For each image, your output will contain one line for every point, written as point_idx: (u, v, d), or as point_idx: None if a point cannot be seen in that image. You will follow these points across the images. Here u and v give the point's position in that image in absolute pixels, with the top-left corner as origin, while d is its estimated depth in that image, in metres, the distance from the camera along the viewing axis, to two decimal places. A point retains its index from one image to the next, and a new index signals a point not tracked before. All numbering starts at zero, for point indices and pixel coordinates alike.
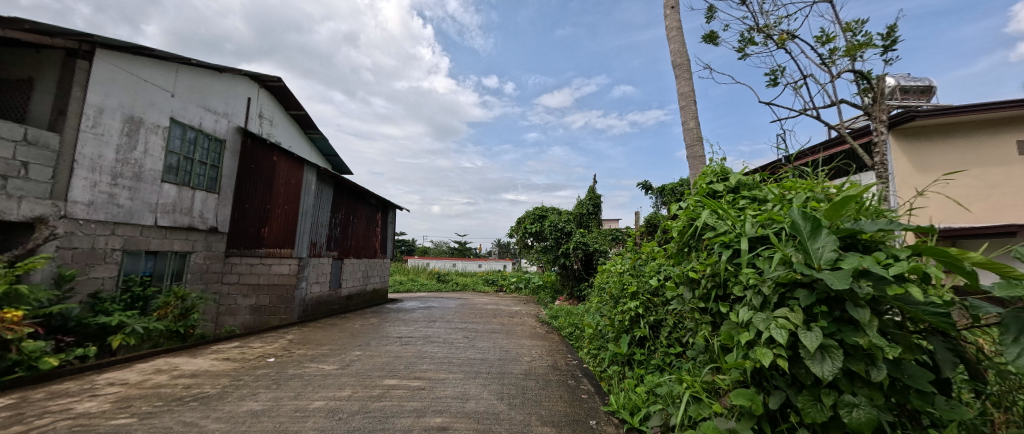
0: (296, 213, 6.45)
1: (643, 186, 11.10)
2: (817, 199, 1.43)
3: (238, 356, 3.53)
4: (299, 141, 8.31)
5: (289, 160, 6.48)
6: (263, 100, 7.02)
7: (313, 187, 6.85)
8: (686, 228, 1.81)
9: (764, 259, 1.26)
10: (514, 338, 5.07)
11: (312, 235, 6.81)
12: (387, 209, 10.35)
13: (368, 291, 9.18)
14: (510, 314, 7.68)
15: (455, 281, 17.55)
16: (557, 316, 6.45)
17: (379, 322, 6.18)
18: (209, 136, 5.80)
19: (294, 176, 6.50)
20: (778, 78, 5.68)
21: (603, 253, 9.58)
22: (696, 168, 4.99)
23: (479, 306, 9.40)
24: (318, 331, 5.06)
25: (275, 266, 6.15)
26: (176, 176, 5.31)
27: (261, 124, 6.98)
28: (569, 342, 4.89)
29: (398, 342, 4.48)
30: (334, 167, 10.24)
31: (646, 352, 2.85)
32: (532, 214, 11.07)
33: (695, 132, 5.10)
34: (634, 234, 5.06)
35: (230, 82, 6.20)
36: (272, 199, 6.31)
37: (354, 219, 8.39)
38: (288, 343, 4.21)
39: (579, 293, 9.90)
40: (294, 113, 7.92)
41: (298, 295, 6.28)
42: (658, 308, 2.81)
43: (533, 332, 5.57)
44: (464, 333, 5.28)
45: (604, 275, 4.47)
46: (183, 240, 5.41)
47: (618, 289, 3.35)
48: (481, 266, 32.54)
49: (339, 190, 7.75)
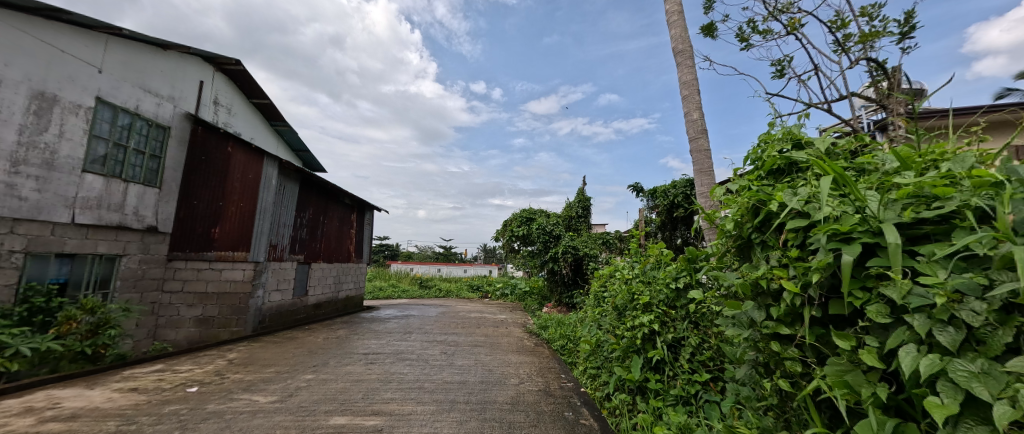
0: (253, 212, 5.77)
1: (634, 188, 10.62)
2: (983, 163, 0.90)
3: (149, 386, 2.81)
4: (263, 133, 7.54)
5: (246, 152, 5.79)
6: (219, 84, 6.27)
7: (274, 183, 6.12)
8: (746, 214, 1.24)
9: (947, 264, 0.73)
10: (499, 353, 4.44)
11: (273, 236, 6.09)
12: (363, 209, 9.60)
13: (340, 299, 8.40)
14: (495, 323, 7.05)
15: (438, 287, 16.73)
16: (546, 326, 5.86)
17: (347, 335, 5.45)
18: (148, 121, 5.04)
19: (252, 169, 5.83)
20: (784, 69, 5.24)
21: (593, 258, 9.07)
22: (700, 163, 4.49)
23: (463, 315, 8.72)
24: (270, 348, 4.33)
25: (227, 272, 5.45)
26: (104, 165, 4.55)
27: (216, 112, 6.22)
28: (562, 357, 4.33)
29: (363, 361, 3.79)
30: (305, 164, 9.46)
31: (663, 379, 2.27)
32: (519, 216, 10.50)
33: (699, 124, 4.58)
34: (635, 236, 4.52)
35: (178, 62, 5.47)
36: (227, 197, 5.58)
37: (325, 220, 7.68)
38: (225, 365, 3.48)
39: (569, 299, 9.35)
40: (257, 102, 7.16)
41: (255, 304, 5.61)
42: (680, 323, 2.28)
43: (521, 346, 4.95)
44: (442, 348, 4.62)
45: (602, 281, 3.88)
46: (111, 242, 4.66)
47: (620, 298, 2.79)
48: (466, 272, 31.73)
49: (308, 188, 7.00)
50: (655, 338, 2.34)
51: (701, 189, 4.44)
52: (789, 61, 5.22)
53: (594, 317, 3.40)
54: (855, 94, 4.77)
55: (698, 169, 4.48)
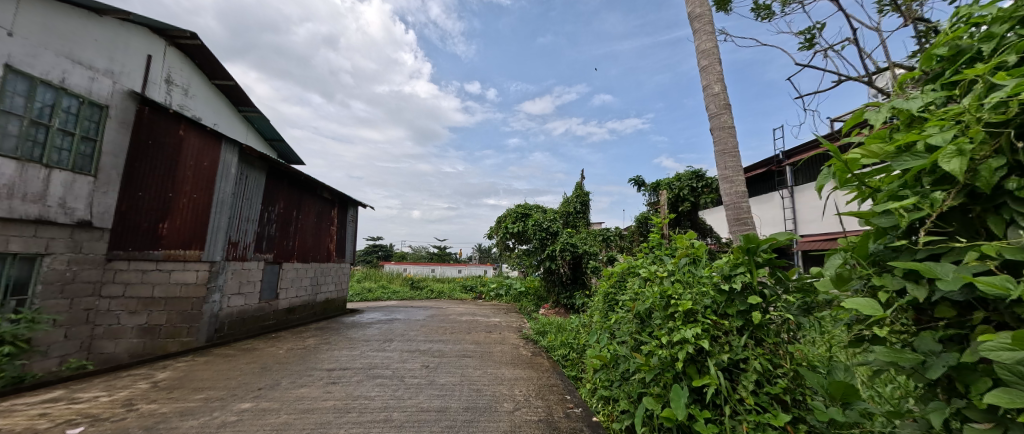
0: (208, 205, 5.05)
1: (635, 182, 9.99)
2: None
3: (18, 427, 2.12)
4: (229, 120, 6.81)
5: (201, 135, 5.06)
6: (171, 60, 5.52)
7: (233, 171, 5.36)
8: (995, 138, 0.62)
9: None
10: (491, 367, 3.76)
11: (234, 232, 5.35)
12: (345, 205, 8.84)
13: (318, 303, 7.68)
14: (487, 328, 6.40)
15: (430, 288, 16.04)
16: (545, 332, 5.19)
17: (317, 344, 4.74)
18: (79, 97, 4.31)
19: (207, 156, 5.10)
20: (814, 39, 4.61)
21: (593, 256, 8.45)
22: (722, 143, 3.84)
23: (453, 318, 8.05)
24: (216, 364, 3.61)
25: (177, 273, 4.74)
26: (17, 148, 3.84)
27: (168, 92, 5.49)
28: (564, 370, 3.70)
29: (323, 380, 3.09)
30: (281, 155, 8.71)
31: (713, 419, 1.62)
32: (514, 212, 9.85)
33: (722, 98, 3.90)
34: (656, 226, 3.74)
35: (118, 32, 4.75)
36: (178, 187, 4.86)
37: (300, 215, 6.94)
38: (144, 390, 2.77)
39: (568, 301, 8.73)
40: (220, 84, 6.43)
41: (210, 310, 4.89)
42: (735, 339, 1.62)
43: (517, 356, 4.28)
44: (424, 360, 3.93)
45: (615, 281, 3.21)
46: (28, 239, 3.94)
47: (643, 303, 2.14)
48: (460, 272, 31.11)
49: (277, 178, 6.23)
50: (701, 361, 1.68)
51: (725, 173, 3.79)
52: (819, 30, 4.58)
53: (606, 325, 2.74)
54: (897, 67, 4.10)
55: (721, 149, 3.84)
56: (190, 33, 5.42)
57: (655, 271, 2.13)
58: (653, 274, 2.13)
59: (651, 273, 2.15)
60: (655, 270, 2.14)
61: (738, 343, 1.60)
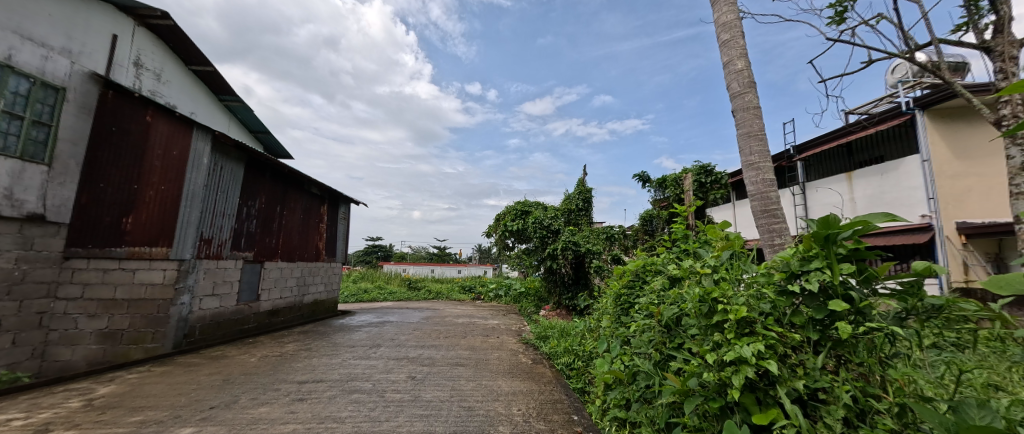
0: (178, 198, 4.63)
1: (640, 178, 9.56)
2: None
3: None
4: (208, 109, 6.39)
5: (170, 121, 4.63)
6: (141, 42, 5.11)
7: (207, 162, 4.92)
8: None
9: None
10: (486, 378, 3.32)
11: (207, 228, 4.90)
12: (335, 201, 8.42)
13: (306, 304, 7.24)
14: (484, 331, 5.97)
15: (428, 288, 15.61)
16: (546, 337, 4.76)
17: (296, 351, 4.31)
18: (30, 77, 3.86)
19: (177, 144, 4.66)
20: (845, 12, 4.15)
21: (596, 255, 8.03)
22: (748, 125, 3.39)
23: (449, 320, 7.62)
24: (174, 375, 3.18)
25: (142, 273, 4.31)
26: None
27: (137, 76, 5.07)
28: (568, 381, 3.29)
29: (289, 397, 2.66)
30: (267, 148, 8.29)
31: None
32: (513, 209, 9.40)
33: (746, 75, 3.45)
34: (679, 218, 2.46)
35: (77, 8, 4.32)
36: (144, 178, 4.43)
37: (284, 212, 6.51)
38: (72, 411, 2.35)
39: (570, 302, 8.33)
40: (198, 70, 6.01)
41: (178, 314, 4.47)
42: (811, 359, 1.18)
43: (515, 364, 3.83)
44: (411, 370, 3.50)
45: (628, 280, 2.77)
46: None
47: (672, 307, 1.72)
48: (459, 272, 30.72)
49: (259, 171, 5.82)
50: (763, 389, 1.24)
51: (750, 159, 3.35)
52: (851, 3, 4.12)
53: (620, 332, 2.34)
54: (941, 42, 3.64)
55: (745, 132, 3.39)
56: (160, 12, 4.99)
57: (688, 268, 1.71)
58: (686, 272, 1.72)
59: (682, 270, 1.73)
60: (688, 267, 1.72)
61: (814, 366, 1.17)
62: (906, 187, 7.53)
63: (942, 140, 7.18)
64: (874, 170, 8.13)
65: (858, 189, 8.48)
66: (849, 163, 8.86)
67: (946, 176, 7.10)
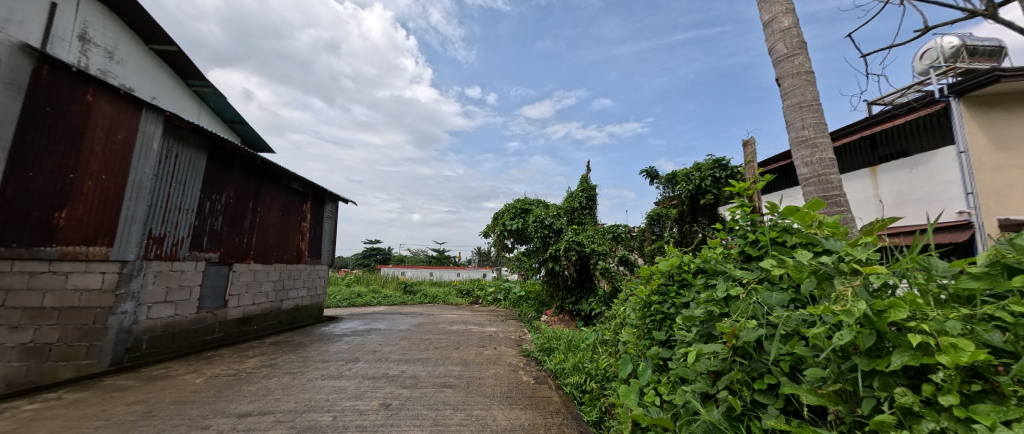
0: (124, 189, 3.97)
1: (647, 173, 8.89)
2: None
3: None
4: (172, 93, 5.80)
5: (116, 102, 3.94)
6: (88, 13, 4.47)
7: (158, 149, 4.24)
8: None
9: None
10: (478, 407, 2.66)
11: (157, 224, 4.25)
12: (320, 199, 7.80)
13: (284, 311, 6.59)
14: (479, 341, 5.31)
15: (424, 292, 14.93)
16: (551, 349, 4.11)
17: (254, 367, 3.66)
18: None
19: (122, 127, 3.98)
20: None
21: (603, 256, 7.40)
22: (799, 93, 2.74)
23: (442, 327, 6.97)
24: (88, 405, 2.55)
25: (77, 277, 3.64)
26: None
27: (83, 52, 4.44)
28: (580, 409, 2.68)
29: None
30: (245, 139, 7.66)
31: None
32: (513, 207, 8.74)
33: (794, 34, 2.83)
34: (718, 239, 1.80)
35: None
36: (82, 167, 3.74)
37: (259, 209, 5.87)
38: None
39: (574, 307, 7.69)
40: (159, 50, 5.40)
41: (119, 324, 3.81)
42: None
43: (514, 386, 3.17)
44: (386, 395, 2.86)
45: (660, 284, 2.16)
46: None
47: (763, 329, 1.16)
48: (458, 276, 30.01)
49: (226, 162, 5.20)
50: None
51: (803, 134, 2.70)
52: None
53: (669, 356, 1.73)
54: None
55: (793, 103, 2.76)
56: None
57: (805, 269, 1.16)
58: (799, 275, 1.17)
59: (794, 272, 1.18)
60: (803, 266, 1.18)
61: None
62: (939, 181, 6.87)
63: (979, 130, 6.58)
64: (901, 166, 7.48)
65: (884, 185, 7.80)
66: (871, 157, 8.13)
67: (985, 169, 6.48)
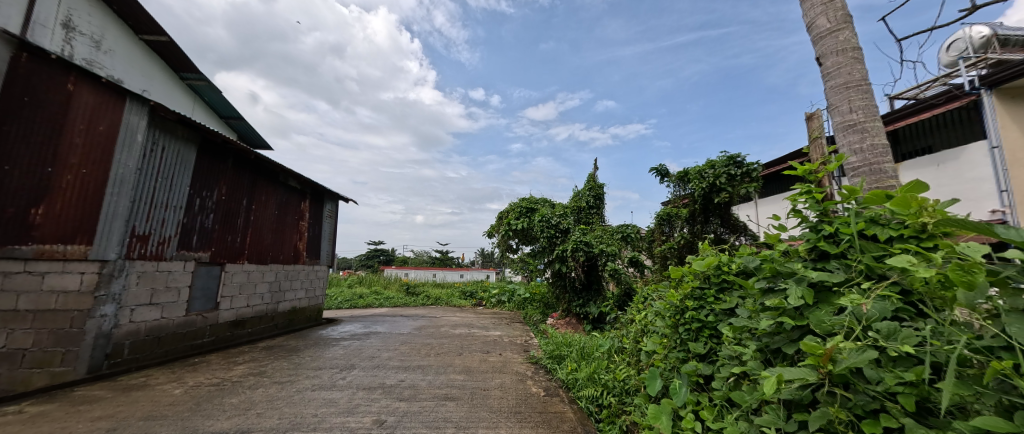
0: (105, 184, 3.71)
1: (657, 172, 8.57)
2: None
3: None
4: (164, 84, 5.60)
5: (98, 91, 3.69)
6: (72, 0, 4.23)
7: (142, 141, 3.99)
8: None
9: None
10: (482, 425, 2.37)
11: (141, 221, 4.00)
12: (319, 198, 7.56)
13: (280, 314, 6.34)
14: (483, 347, 5.03)
15: (427, 294, 14.66)
16: (561, 357, 3.82)
17: (239, 375, 3.39)
18: None
19: (105, 118, 3.73)
20: None
21: (612, 257, 7.10)
22: (846, 72, 2.43)
23: (444, 331, 6.68)
24: (47, 421, 2.29)
25: (53, 278, 3.39)
26: None
27: (68, 41, 4.19)
28: (597, 428, 2.40)
29: None
30: (241, 135, 7.47)
31: None
32: (517, 206, 8.44)
33: (837, 7, 2.53)
34: (772, 242, 1.41)
35: None
36: (61, 159, 3.48)
37: (253, 206, 5.62)
38: None
39: (582, 310, 7.38)
40: (149, 40, 5.18)
41: (98, 328, 3.55)
42: None
43: (523, 400, 2.86)
44: (381, 410, 2.57)
45: (694, 288, 1.86)
46: None
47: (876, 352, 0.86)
48: (462, 277, 29.76)
49: (218, 157, 4.95)
50: None
51: (850, 118, 2.38)
52: None
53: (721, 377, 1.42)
54: None
55: (838, 83, 2.45)
56: None
57: (978, 268, 0.84)
58: (961, 277, 0.86)
59: (956, 274, 0.86)
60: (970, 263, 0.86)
61: None
62: (969, 179, 6.46)
63: (1013, 124, 6.21)
64: (926, 162, 7.01)
65: None
66: (892, 154, 7.68)
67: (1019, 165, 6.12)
